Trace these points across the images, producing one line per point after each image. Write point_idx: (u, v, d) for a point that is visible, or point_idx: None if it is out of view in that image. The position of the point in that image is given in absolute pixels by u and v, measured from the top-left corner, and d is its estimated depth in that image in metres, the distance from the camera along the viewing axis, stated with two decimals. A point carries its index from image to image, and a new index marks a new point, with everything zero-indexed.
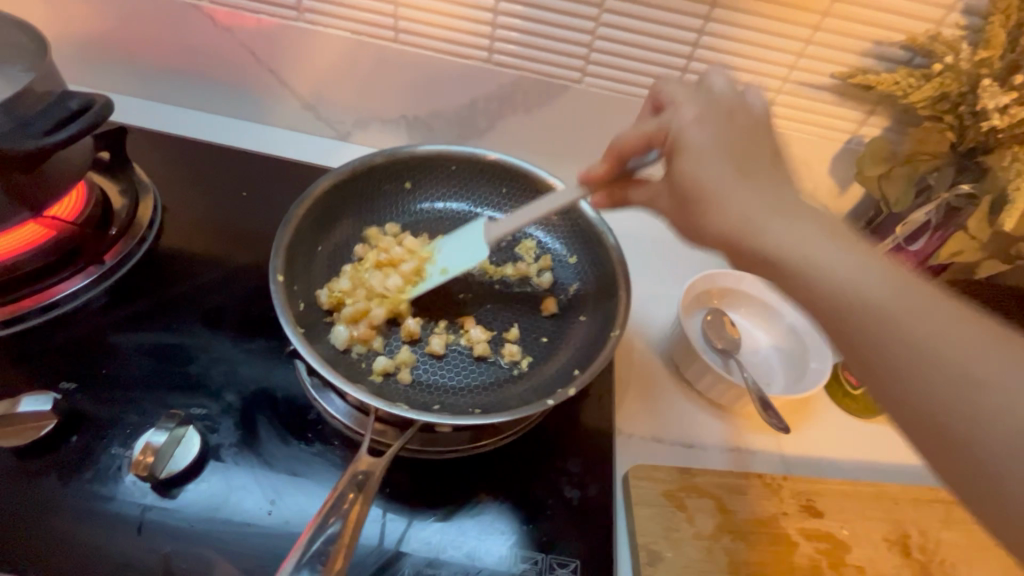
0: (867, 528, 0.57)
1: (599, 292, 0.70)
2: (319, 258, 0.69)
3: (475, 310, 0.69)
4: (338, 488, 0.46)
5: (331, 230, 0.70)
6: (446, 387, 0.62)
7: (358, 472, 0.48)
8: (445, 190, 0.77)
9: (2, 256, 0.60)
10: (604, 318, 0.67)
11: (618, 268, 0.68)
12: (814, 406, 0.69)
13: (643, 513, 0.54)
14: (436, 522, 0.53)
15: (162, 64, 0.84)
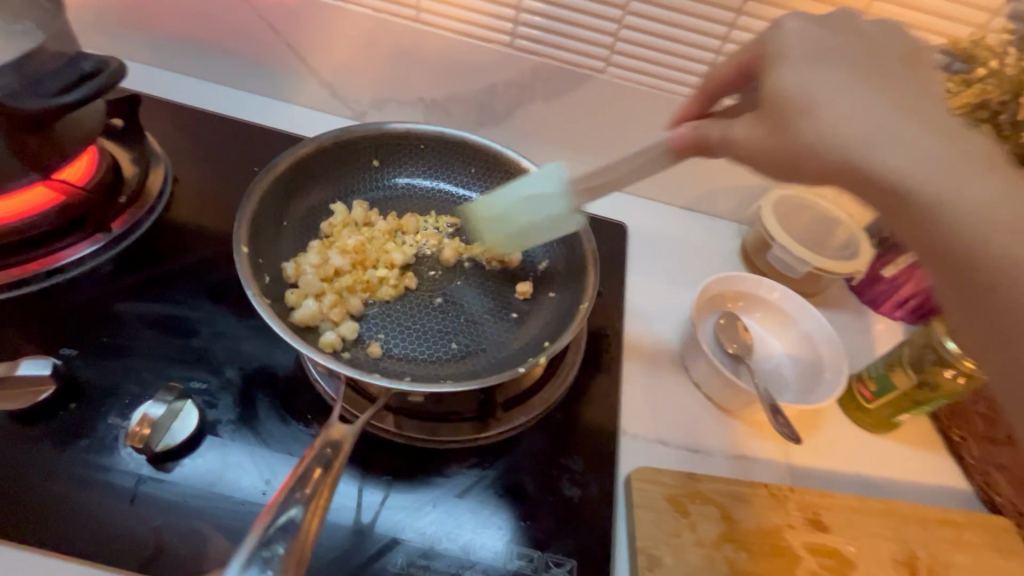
0: (875, 546, 0.56)
1: (568, 268, 0.69)
2: (287, 236, 0.67)
3: (444, 287, 0.67)
4: (304, 462, 0.43)
5: (297, 206, 0.69)
6: (411, 360, 0.61)
7: (325, 445, 0.45)
8: (415, 167, 0.76)
9: (9, 218, 0.59)
10: (573, 291, 0.66)
11: (587, 244, 0.67)
12: (825, 418, 0.67)
13: (644, 516, 0.53)
14: (433, 512, 0.51)
15: (180, 34, 0.83)
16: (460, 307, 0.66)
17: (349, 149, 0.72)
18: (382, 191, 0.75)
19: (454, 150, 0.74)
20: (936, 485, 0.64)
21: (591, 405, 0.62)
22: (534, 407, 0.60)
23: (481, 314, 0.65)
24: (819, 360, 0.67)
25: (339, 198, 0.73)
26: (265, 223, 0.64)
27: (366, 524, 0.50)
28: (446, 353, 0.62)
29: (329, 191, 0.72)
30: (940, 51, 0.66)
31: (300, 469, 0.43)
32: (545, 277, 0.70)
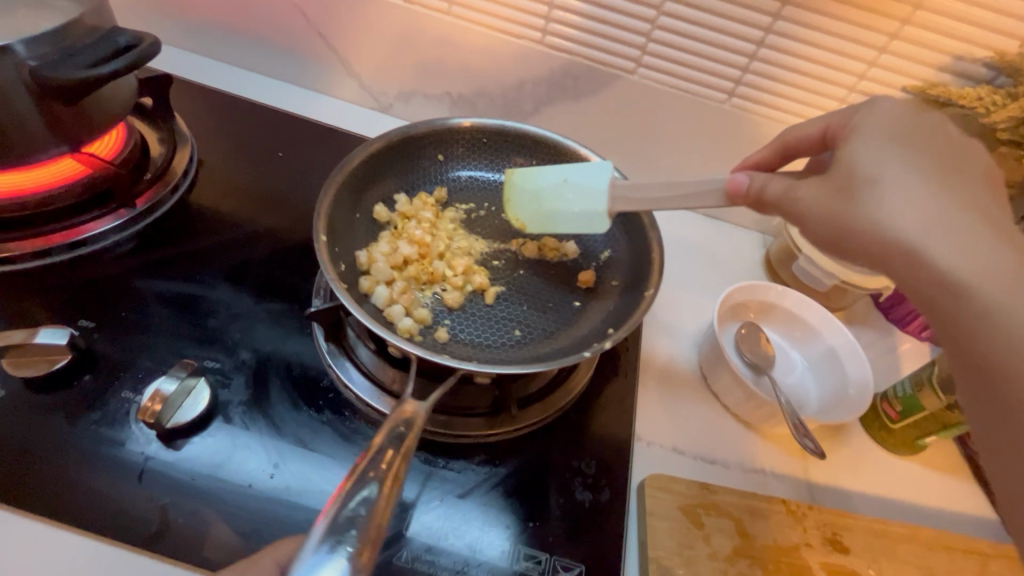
0: (895, 572, 0.53)
1: (632, 259, 0.68)
2: (357, 225, 0.67)
3: (510, 278, 0.67)
4: (376, 445, 0.43)
5: (367, 197, 0.68)
6: (480, 344, 0.60)
7: (399, 422, 0.44)
8: (477, 161, 0.75)
9: (38, 188, 0.60)
10: (637, 283, 0.65)
11: (651, 235, 0.66)
12: (846, 437, 0.65)
13: (657, 525, 0.51)
14: (440, 507, 0.50)
15: (213, 19, 0.84)
16: (527, 297, 0.66)
17: (414, 143, 0.71)
18: (445, 183, 0.74)
19: (515, 144, 0.74)
20: (961, 513, 0.62)
21: (607, 408, 0.61)
22: (548, 408, 0.58)
23: (547, 305, 0.65)
24: (843, 374, 0.65)
25: (405, 190, 0.72)
26: (337, 212, 0.64)
27: (409, 502, 0.50)
28: (511, 342, 0.61)
29: (395, 182, 0.71)
30: (984, 65, 0.64)
31: (370, 453, 0.42)
32: (605, 269, 0.69)
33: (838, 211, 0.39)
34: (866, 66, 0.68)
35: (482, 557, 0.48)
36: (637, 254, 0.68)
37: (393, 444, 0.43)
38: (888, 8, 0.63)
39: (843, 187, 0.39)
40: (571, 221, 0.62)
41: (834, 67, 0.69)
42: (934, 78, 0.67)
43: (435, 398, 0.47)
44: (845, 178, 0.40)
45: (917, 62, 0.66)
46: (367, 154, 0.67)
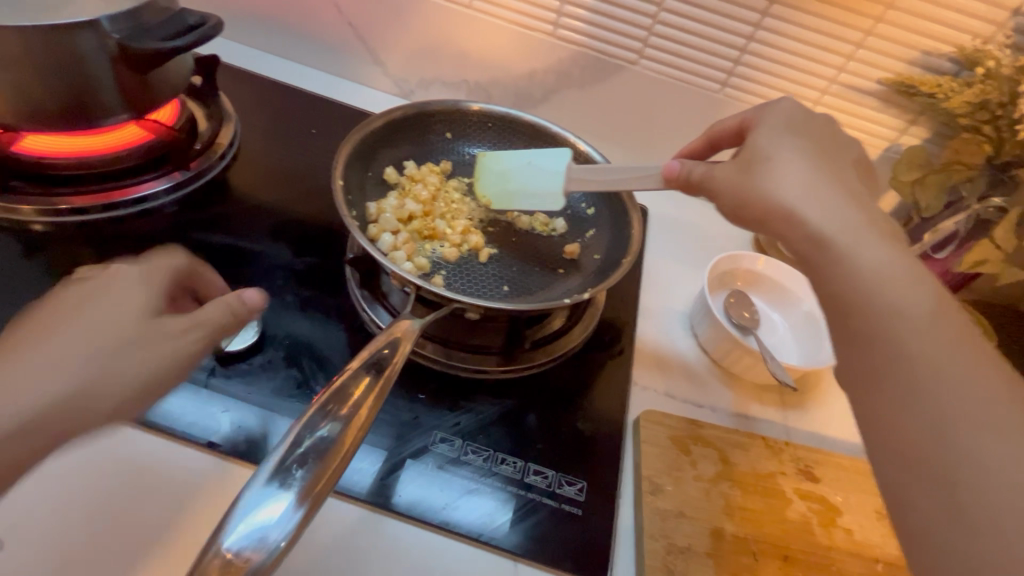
0: (860, 500, 0.60)
1: (613, 236, 0.75)
2: (369, 184, 0.74)
3: (501, 242, 0.74)
4: (352, 368, 0.48)
5: (379, 160, 0.76)
6: (469, 294, 0.67)
7: (375, 355, 0.49)
8: (482, 142, 0.83)
9: (105, 150, 0.68)
10: (617, 255, 0.72)
11: (632, 214, 0.73)
12: (822, 390, 0.72)
13: (650, 450, 0.58)
14: (424, 476, 0.53)
15: (254, 10, 0.92)
16: (514, 260, 0.72)
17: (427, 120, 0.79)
18: (452, 158, 0.82)
19: (518, 132, 0.81)
20: None
21: (607, 358, 0.68)
22: (555, 353, 0.66)
23: (533, 268, 0.72)
24: (819, 331, 0.72)
25: (415, 159, 0.79)
26: (351, 168, 0.71)
27: (407, 441, 0.55)
28: (500, 294, 0.67)
29: (406, 151, 0.79)
30: (949, 60, 0.72)
31: (345, 377, 0.47)
32: (589, 243, 0.76)
33: (743, 186, 0.47)
34: (844, 59, 0.76)
35: (482, 481, 0.54)
36: (618, 232, 0.75)
37: (370, 368, 0.48)
38: (863, 7, 0.71)
39: (748, 164, 0.47)
40: (529, 200, 0.69)
41: (816, 60, 0.77)
42: (904, 71, 0.75)
43: (431, 320, 0.54)
44: (748, 156, 0.48)
45: (889, 57, 0.74)
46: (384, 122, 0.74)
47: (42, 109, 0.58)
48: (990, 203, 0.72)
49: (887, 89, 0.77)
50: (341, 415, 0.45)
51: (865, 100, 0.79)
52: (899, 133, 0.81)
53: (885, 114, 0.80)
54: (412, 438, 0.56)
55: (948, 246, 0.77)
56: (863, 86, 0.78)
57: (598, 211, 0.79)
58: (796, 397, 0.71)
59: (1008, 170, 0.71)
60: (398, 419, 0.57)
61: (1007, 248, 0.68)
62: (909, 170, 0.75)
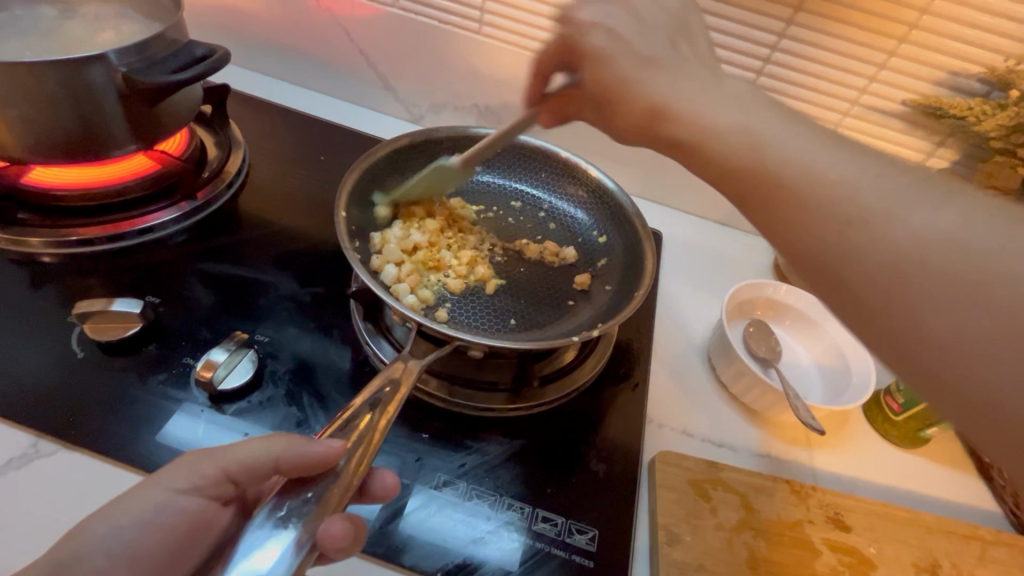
0: (896, 552, 0.56)
1: (625, 266, 0.73)
2: (374, 213, 0.72)
3: (508, 272, 0.72)
4: (354, 406, 0.46)
5: (386, 188, 0.75)
6: (475, 326, 0.64)
7: (377, 390, 0.48)
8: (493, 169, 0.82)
9: (114, 181, 0.68)
10: (630, 285, 0.70)
11: (646, 244, 0.71)
12: (850, 428, 0.68)
13: (667, 495, 0.55)
14: (438, 505, 0.52)
15: (267, 38, 0.93)
16: (523, 290, 0.70)
17: (436, 148, 0.78)
18: (460, 188, 0.80)
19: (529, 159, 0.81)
20: (963, 503, 0.64)
21: (620, 393, 0.65)
22: (565, 388, 0.63)
23: (542, 300, 0.69)
24: (846, 367, 0.69)
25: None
26: (356, 196, 0.70)
27: (409, 482, 0.53)
28: (507, 327, 0.65)
29: (413, 180, 0.78)
30: (978, 80, 0.69)
31: (346, 414, 0.46)
32: (601, 273, 0.74)
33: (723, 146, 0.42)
34: (867, 81, 0.73)
35: (488, 529, 0.51)
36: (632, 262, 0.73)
37: (372, 405, 0.46)
38: (886, 29, 0.69)
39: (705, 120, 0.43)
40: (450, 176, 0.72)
41: (837, 80, 0.74)
42: (931, 92, 0.72)
43: (434, 358, 0.52)
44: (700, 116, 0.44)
45: (915, 77, 0.71)
46: (390, 150, 0.74)
47: (50, 143, 0.58)
48: None
49: (912, 111, 0.74)
50: (345, 450, 0.43)
51: (888, 121, 0.76)
52: (926, 156, 0.77)
53: (911, 137, 0.77)
54: (416, 479, 0.53)
55: None
56: (887, 108, 0.75)
57: (610, 239, 0.77)
58: (823, 436, 0.67)
59: None
60: (401, 460, 0.54)
61: None
62: None
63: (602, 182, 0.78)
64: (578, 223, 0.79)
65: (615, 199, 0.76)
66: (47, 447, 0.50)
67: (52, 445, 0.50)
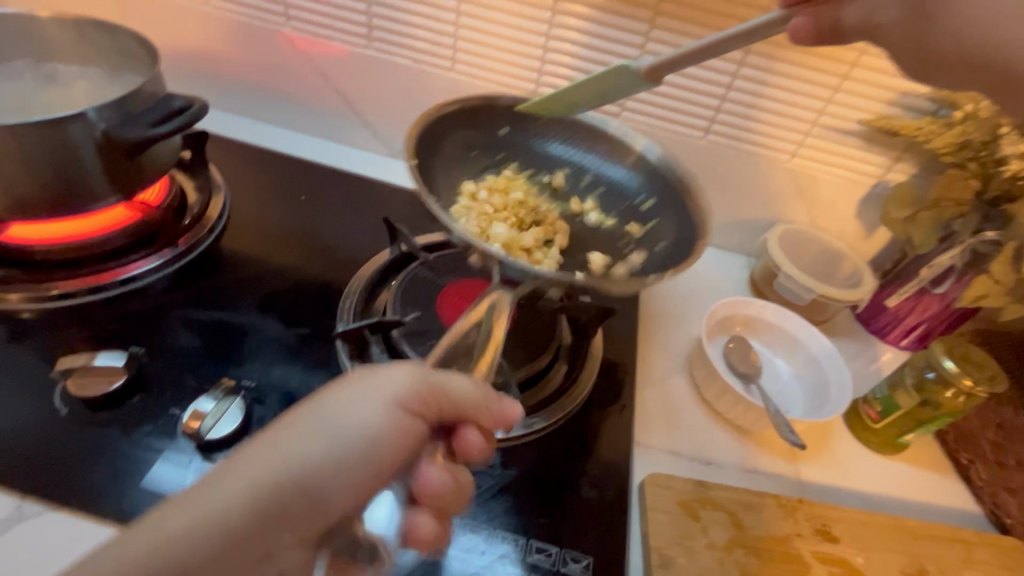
0: (883, 560, 0.57)
1: (678, 221, 0.75)
2: (433, 182, 0.75)
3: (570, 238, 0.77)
4: (424, 372, 0.50)
5: (439, 157, 0.76)
6: None
7: (437, 363, 0.51)
8: (540, 129, 0.82)
9: (93, 233, 0.68)
10: (685, 241, 0.72)
11: (702, 202, 0.73)
12: (832, 439, 0.70)
13: (657, 518, 0.55)
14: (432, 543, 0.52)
15: (244, 81, 0.95)
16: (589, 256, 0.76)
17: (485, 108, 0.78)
18: (509, 150, 0.82)
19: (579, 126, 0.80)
20: (945, 507, 0.66)
21: (609, 416, 0.66)
22: (554, 415, 0.64)
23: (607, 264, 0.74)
24: (825, 379, 0.71)
25: (474, 150, 0.80)
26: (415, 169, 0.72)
27: None
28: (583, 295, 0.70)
29: (467, 136, 0.79)
30: (926, 99, 0.73)
31: (447, 342, 0.53)
32: (655, 235, 0.76)
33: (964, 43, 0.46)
34: (824, 103, 0.77)
35: (484, 564, 0.51)
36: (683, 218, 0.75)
37: (464, 351, 0.54)
38: (837, 55, 0.73)
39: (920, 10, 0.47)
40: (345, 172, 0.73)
41: (797, 103, 0.78)
42: (884, 111, 0.75)
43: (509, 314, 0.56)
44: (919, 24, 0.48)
45: (868, 98, 0.75)
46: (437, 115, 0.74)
47: (29, 199, 0.58)
48: (984, 236, 0.71)
49: (868, 129, 0.78)
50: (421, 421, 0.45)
51: (849, 140, 0.79)
52: (885, 170, 0.81)
53: (869, 153, 0.80)
54: None
55: (946, 281, 0.76)
56: (845, 127, 0.78)
57: (657, 203, 0.78)
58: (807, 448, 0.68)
59: (998, 205, 0.71)
60: None
61: (1006, 283, 0.67)
62: (900, 208, 0.78)
63: (648, 148, 0.78)
64: (625, 186, 0.80)
65: (664, 166, 0.77)
66: (31, 508, 0.49)
67: (36, 507, 0.49)
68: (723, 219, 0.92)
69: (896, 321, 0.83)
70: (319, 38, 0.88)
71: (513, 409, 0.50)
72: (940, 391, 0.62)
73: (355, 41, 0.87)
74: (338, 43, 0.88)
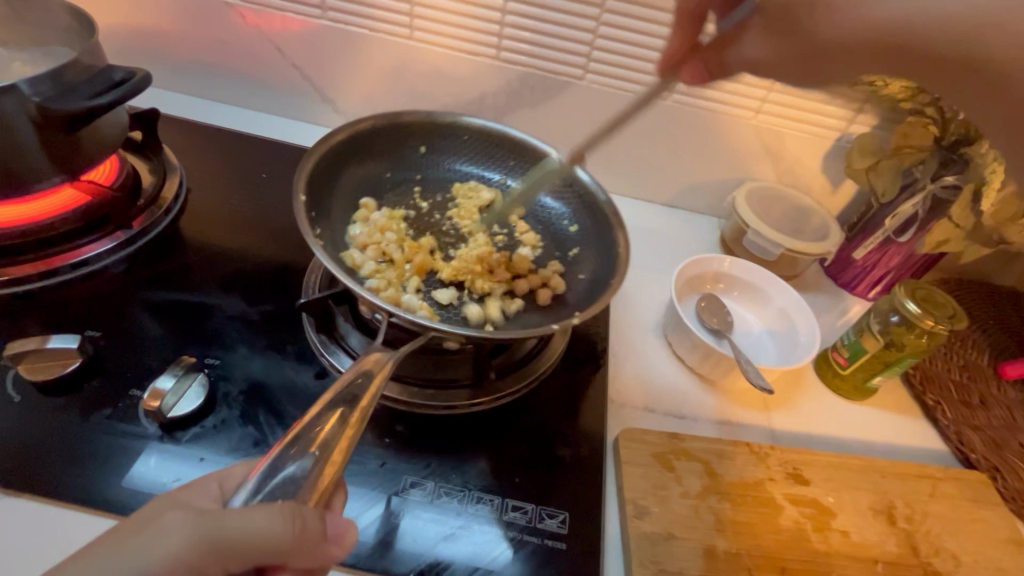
0: (853, 498, 0.58)
1: (599, 253, 0.73)
2: (336, 205, 0.73)
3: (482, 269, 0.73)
4: (323, 401, 0.45)
5: (350, 176, 0.75)
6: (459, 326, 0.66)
7: (359, 372, 0.48)
8: (458, 154, 0.81)
9: (40, 217, 0.65)
10: (603, 273, 0.70)
11: (619, 232, 0.71)
12: (803, 387, 0.71)
13: (632, 471, 0.56)
14: (405, 508, 0.51)
15: (196, 59, 0.91)
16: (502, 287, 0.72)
17: (399, 127, 0.78)
18: (425, 173, 0.81)
19: (492, 142, 0.80)
20: (913, 446, 0.67)
21: (583, 377, 0.66)
22: (525, 378, 0.63)
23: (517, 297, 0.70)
24: (795, 329, 0.72)
25: (387, 176, 0.79)
26: (316, 191, 0.70)
27: (376, 489, 0.52)
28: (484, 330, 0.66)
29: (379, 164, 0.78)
30: None
31: (313, 412, 0.44)
32: (575, 262, 0.75)
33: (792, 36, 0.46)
34: None
35: (459, 524, 0.51)
36: (604, 250, 0.73)
37: (344, 399, 0.45)
38: None
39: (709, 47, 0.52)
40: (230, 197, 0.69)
41: None
42: None
43: (405, 350, 0.51)
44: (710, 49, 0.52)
45: None
46: (351, 134, 0.74)
47: None
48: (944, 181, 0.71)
49: None
50: (315, 445, 0.41)
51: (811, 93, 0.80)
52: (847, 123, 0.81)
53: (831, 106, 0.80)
54: (384, 485, 0.53)
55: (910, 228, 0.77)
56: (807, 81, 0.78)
57: (583, 227, 0.78)
58: (779, 397, 0.69)
59: (958, 149, 0.70)
60: (365, 468, 0.53)
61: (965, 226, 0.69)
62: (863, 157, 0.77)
63: (575, 167, 0.77)
64: (551, 211, 0.80)
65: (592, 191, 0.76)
66: None
67: None
68: (692, 180, 0.91)
69: (864, 274, 0.84)
70: (270, 9, 0.85)
71: (331, 552, 0.37)
72: (904, 332, 0.64)
73: (308, 12, 0.84)
74: (291, 15, 0.85)
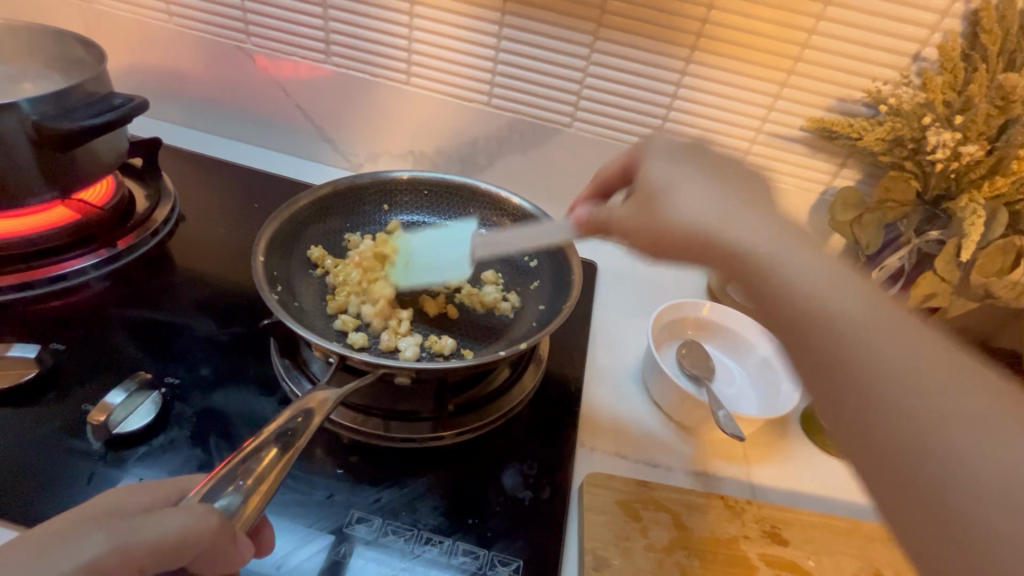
0: (835, 562, 0.54)
1: (555, 287, 0.72)
2: (297, 262, 0.72)
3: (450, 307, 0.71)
4: (262, 437, 0.43)
5: (313, 230, 0.75)
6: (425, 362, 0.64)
7: (299, 412, 0.47)
8: (419, 204, 0.82)
9: (28, 231, 0.67)
10: (556, 306, 0.69)
11: (572, 264, 0.70)
12: (787, 441, 0.67)
13: (594, 518, 0.52)
14: (346, 546, 0.48)
15: (207, 98, 0.96)
16: (466, 327, 0.69)
17: (358, 189, 0.79)
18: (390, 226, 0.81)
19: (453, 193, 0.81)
20: None
21: (553, 418, 0.63)
22: (490, 414, 0.61)
23: (481, 336, 0.68)
24: (774, 374, 0.69)
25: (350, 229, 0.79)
26: (277, 247, 0.69)
27: (319, 523, 0.50)
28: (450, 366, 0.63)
29: (341, 222, 0.78)
30: (863, 104, 0.75)
31: (251, 447, 0.42)
32: (531, 296, 0.74)
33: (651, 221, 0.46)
34: (767, 109, 0.79)
35: (403, 567, 0.48)
36: (559, 283, 0.72)
37: (281, 438, 0.44)
38: (775, 62, 0.75)
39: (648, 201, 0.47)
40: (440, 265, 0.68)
41: (740, 111, 0.80)
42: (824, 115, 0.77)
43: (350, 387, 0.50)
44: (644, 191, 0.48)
45: (808, 105, 0.78)
46: (313, 198, 0.74)
47: None
48: (929, 237, 0.69)
49: (813, 135, 0.80)
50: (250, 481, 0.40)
51: (794, 147, 0.82)
52: (832, 176, 0.83)
53: (815, 160, 0.82)
54: (327, 518, 0.50)
55: (898, 281, 0.73)
56: (790, 133, 0.80)
57: (540, 263, 0.77)
58: (759, 451, 0.66)
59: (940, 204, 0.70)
60: (310, 498, 0.51)
61: (952, 280, 0.66)
62: (845, 211, 0.75)
63: (522, 205, 0.78)
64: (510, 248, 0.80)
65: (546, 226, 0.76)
66: None
67: None
68: None
69: None
70: (278, 54, 0.90)
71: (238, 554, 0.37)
72: None
73: (314, 57, 0.89)
74: (298, 59, 0.90)
